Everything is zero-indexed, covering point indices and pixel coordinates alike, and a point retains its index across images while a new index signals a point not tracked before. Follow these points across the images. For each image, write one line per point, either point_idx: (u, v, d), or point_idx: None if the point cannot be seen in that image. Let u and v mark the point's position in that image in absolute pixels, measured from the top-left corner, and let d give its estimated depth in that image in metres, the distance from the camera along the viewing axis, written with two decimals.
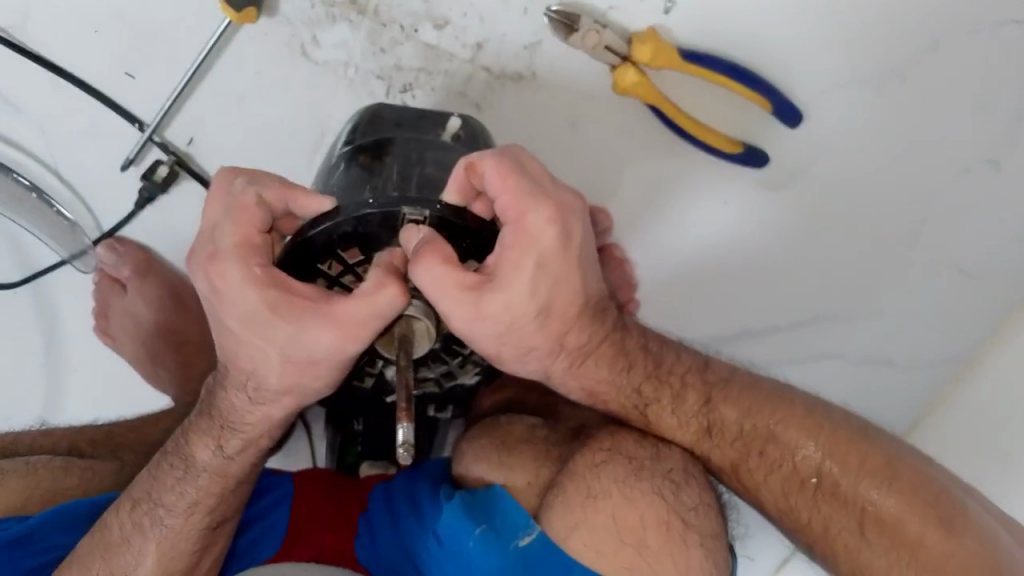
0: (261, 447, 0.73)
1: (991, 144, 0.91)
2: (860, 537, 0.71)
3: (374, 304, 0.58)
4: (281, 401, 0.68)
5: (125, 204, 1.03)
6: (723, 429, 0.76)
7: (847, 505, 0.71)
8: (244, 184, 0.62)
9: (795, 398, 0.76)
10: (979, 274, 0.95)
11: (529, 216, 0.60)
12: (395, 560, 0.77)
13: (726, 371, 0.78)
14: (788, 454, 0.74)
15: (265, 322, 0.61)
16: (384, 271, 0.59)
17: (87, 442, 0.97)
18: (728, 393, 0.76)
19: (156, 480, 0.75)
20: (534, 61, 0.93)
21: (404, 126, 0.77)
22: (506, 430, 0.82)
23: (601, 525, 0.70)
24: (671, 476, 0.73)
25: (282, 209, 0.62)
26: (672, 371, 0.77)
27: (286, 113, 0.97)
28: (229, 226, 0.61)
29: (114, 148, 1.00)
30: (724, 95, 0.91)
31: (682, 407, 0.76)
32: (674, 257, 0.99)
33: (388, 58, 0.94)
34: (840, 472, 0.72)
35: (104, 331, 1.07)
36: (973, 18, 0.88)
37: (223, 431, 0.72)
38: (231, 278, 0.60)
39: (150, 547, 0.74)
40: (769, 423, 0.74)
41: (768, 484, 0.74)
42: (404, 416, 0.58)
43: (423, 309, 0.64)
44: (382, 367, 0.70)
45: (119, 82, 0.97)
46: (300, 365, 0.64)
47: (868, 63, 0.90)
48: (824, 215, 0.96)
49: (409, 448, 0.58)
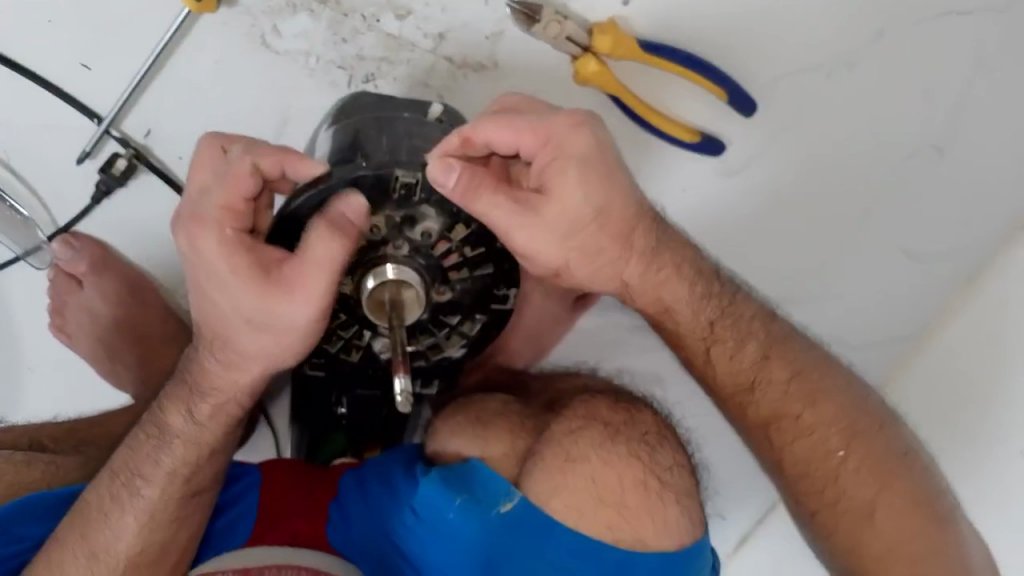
0: (231, 415, 0.73)
1: (932, 131, 0.96)
2: (870, 515, 0.75)
3: (315, 258, 0.62)
4: (248, 366, 0.70)
5: (80, 198, 1.01)
6: (769, 383, 0.78)
7: (863, 484, 0.76)
8: (241, 153, 0.63)
9: (839, 372, 0.79)
10: (924, 255, 1.00)
11: (557, 137, 0.66)
12: (371, 539, 0.77)
13: (788, 329, 0.81)
14: (823, 423, 0.77)
15: (232, 285, 0.63)
16: (322, 222, 0.63)
17: (49, 438, 0.95)
18: (785, 354, 0.79)
19: (132, 451, 0.75)
20: (496, 50, 0.94)
21: (386, 105, 0.78)
22: (481, 405, 0.79)
23: (580, 488, 0.70)
24: (645, 438, 0.74)
25: (276, 175, 0.64)
26: (743, 315, 0.80)
27: (248, 104, 0.96)
28: (217, 192, 0.63)
29: (69, 140, 0.98)
30: (680, 83, 0.94)
31: (740, 354, 0.79)
32: (687, 209, 1.00)
33: (350, 47, 0.94)
34: (866, 452, 0.77)
35: (59, 329, 1.05)
36: (913, 11, 0.93)
37: (195, 396, 0.73)
38: (207, 242, 0.63)
39: (128, 519, 0.73)
40: (813, 390, 0.78)
41: (793, 447, 0.78)
42: (400, 367, 0.64)
43: (412, 274, 0.69)
44: (370, 338, 0.75)
45: (75, 73, 0.95)
46: (263, 329, 0.66)
47: (815, 53, 0.94)
48: (778, 201, 0.99)
49: (407, 396, 0.63)
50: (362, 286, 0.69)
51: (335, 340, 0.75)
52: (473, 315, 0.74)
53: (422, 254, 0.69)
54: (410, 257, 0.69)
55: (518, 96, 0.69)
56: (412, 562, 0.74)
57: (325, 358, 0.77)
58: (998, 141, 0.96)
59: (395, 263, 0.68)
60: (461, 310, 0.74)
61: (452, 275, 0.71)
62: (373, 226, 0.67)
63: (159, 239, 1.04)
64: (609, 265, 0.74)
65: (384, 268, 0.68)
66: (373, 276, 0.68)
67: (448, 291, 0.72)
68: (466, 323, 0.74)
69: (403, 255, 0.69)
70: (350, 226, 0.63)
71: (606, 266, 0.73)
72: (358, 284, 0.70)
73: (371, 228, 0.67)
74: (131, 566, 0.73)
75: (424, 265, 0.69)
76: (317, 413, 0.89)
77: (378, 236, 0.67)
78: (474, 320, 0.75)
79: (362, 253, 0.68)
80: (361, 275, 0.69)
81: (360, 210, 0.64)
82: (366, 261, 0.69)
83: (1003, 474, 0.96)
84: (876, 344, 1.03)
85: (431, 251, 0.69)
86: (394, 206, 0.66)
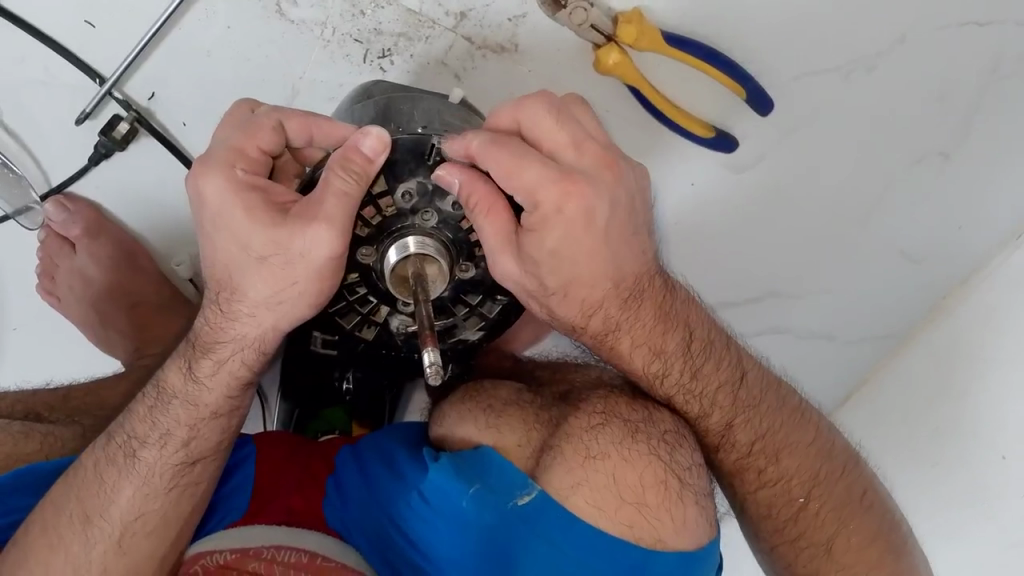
0: (233, 374, 0.69)
1: (940, 138, 0.96)
2: (828, 555, 0.76)
3: (330, 188, 0.59)
4: (259, 317, 0.66)
5: (77, 159, 0.98)
6: (732, 446, 0.77)
7: (824, 525, 0.76)
8: (268, 109, 0.64)
9: (806, 423, 0.78)
10: (924, 260, 1.01)
11: (541, 193, 0.62)
12: (377, 527, 0.73)
13: (758, 389, 0.77)
14: (786, 476, 0.76)
15: (241, 225, 0.61)
16: (337, 156, 0.60)
17: (44, 406, 0.92)
18: (750, 417, 0.76)
19: (129, 413, 0.70)
20: (516, 32, 0.93)
21: (404, 89, 0.80)
22: (491, 394, 0.77)
23: (601, 484, 0.67)
24: (665, 437, 0.72)
25: (300, 142, 0.65)
26: (707, 384, 0.76)
27: (253, 75, 0.94)
28: (233, 137, 0.63)
29: (69, 99, 0.95)
30: (699, 77, 0.94)
31: (707, 420, 0.76)
32: (682, 208, 1.01)
33: (367, 20, 0.92)
34: (827, 498, 0.76)
35: (48, 290, 1.02)
36: (938, 18, 0.92)
37: (196, 353, 0.69)
38: (214, 180, 0.61)
39: (125, 486, 0.68)
40: (778, 446, 0.76)
41: (757, 495, 0.76)
42: (429, 341, 0.62)
43: (439, 249, 0.66)
44: (387, 314, 0.72)
45: (77, 30, 0.92)
46: (276, 271, 0.63)
47: (836, 55, 0.94)
48: (783, 197, 1.00)
49: (438, 368, 0.60)
50: (386, 257, 0.66)
51: (351, 315, 0.72)
52: (494, 296, 0.72)
53: (450, 228, 0.67)
54: (438, 228, 0.66)
55: (544, 117, 0.63)
56: (418, 551, 0.71)
57: (339, 335, 0.74)
58: (1007, 151, 0.95)
59: (419, 234, 0.66)
60: (482, 290, 0.71)
61: (478, 251, 0.68)
62: (405, 192, 0.64)
63: (156, 203, 1.02)
64: (580, 301, 0.70)
65: (407, 240, 0.65)
66: (397, 247, 0.65)
67: (472, 268, 0.69)
68: (487, 304, 0.72)
69: (432, 225, 0.66)
70: (366, 163, 0.60)
71: (580, 294, 0.69)
72: (382, 255, 0.66)
73: (403, 193, 0.64)
74: (127, 535, 0.67)
75: (451, 238, 0.67)
76: (318, 391, 0.95)
77: (408, 204, 0.64)
78: (495, 300, 0.72)
79: (388, 222, 0.65)
80: (384, 246, 0.66)
81: (378, 147, 0.60)
82: (392, 229, 0.65)
83: (969, 460, 0.98)
84: (861, 344, 1.05)
85: (459, 225, 0.66)
86: (428, 172, 0.63)
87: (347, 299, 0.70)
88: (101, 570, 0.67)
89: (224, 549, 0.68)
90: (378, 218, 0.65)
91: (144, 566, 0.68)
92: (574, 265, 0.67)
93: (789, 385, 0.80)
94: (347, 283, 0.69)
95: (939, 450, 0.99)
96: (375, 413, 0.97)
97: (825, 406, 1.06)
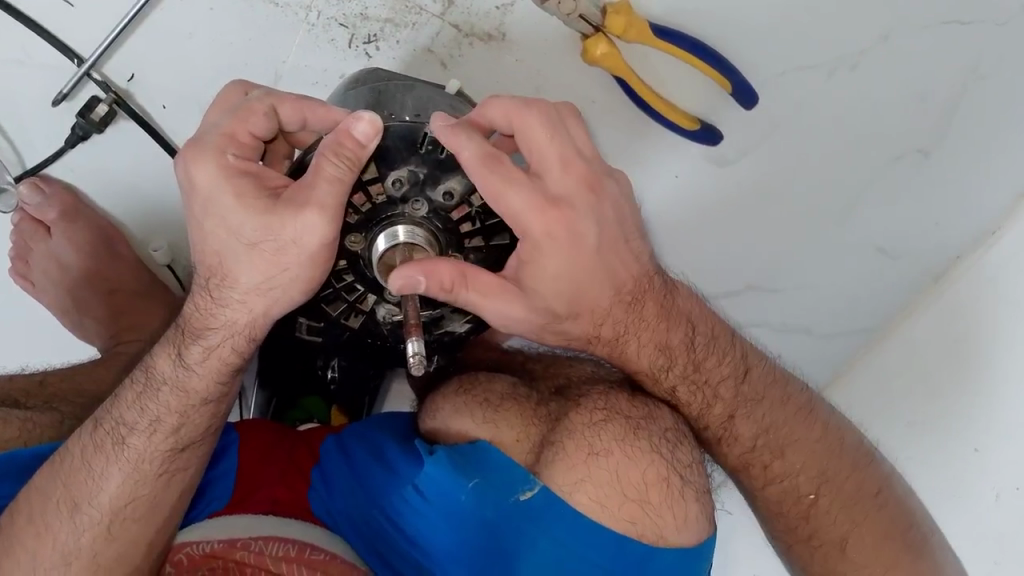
0: (223, 361, 0.68)
1: (919, 135, 0.97)
2: (843, 552, 0.74)
3: (321, 174, 0.59)
4: (250, 303, 0.64)
5: (53, 141, 0.96)
6: (735, 440, 0.76)
7: (836, 524, 0.75)
8: (260, 93, 0.64)
9: (815, 414, 0.77)
10: (894, 254, 1.00)
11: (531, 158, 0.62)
12: (370, 522, 0.73)
13: (762, 385, 0.76)
14: (792, 472, 0.75)
15: (232, 210, 0.61)
16: (330, 142, 0.59)
17: (20, 390, 0.90)
18: (751, 410, 0.75)
19: (116, 400, 0.69)
20: (505, 21, 0.93)
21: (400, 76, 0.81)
22: (486, 387, 0.76)
23: (603, 480, 0.68)
24: (667, 434, 0.72)
25: (294, 126, 0.65)
26: (709, 379, 0.76)
27: (238, 57, 0.93)
28: (223, 122, 0.62)
29: (46, 80, 0.93)
30: (682, 69, 0.95)
31: (707, 414, 0.76)
32: (670, 203, 1.02)
33: (354, 5, 0.92)
34: (838, 494, 0.75)
35: (23, 276, 1.00)
36: (915, 18, 0.94)
37: (185, 339, 0.68)
38: (205, 165, 0.61)
39: (114, 472, 0.67)
40: (783, 442, 0.76)
41: (765, 491, 0.76)
42: (414, 331, 0.61)
43: (427, 238, 0.66)
44: (374, 303, 0.71)
45: (58, 9, 0.91)
46: (269, 256, 0.62)
47: (817, 50, 0.95)
48: (766, 190, 1.01)
49: (421, 359, 0.60)
50: (374, 245, 0.66)
51: (338, 303, 0.71)
52: None
53: (439, 217, 0.67)
54: (428, 218, 0.66)
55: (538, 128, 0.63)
56: (414, 544, 0.71)
57: (324, 322, 0.73)
58: (989, 147, 0.95)
59: (409, 224, 0.66)
60: None
61: (466, 242, 0.68)
62: (396, 180, 0.64)
63: (133, 188, 0.99)
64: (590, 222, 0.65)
65: (397, 228, 0.65)
66: (386, 235, 0.65)
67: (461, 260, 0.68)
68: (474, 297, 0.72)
69: (423, 214, 0.66)
70: (358, 148, 0.60)
71: (589, 304, 0.69)
72: (371, 243, 0.66)
73: (394, 181, 0.64)
74: (115, 521, 0.66)
75: (440, 230, 0.67)
76: (299, 380, 0.95)
77: (398, 191, 0.65)
78: None
79: (378, 210, 0.65)
80: (373, 233, 0.66)
81: (370, 131, 0.60)
82: (382, 218, 0.66)
83: (945, 458, 0.96)
84: (841, 335, 1.04)
85: (449, 215, 0.66)
86: (420, 161, 0.64)
87: (334, 287, 0.70)
88: (90, 556, 0.66)
89: (213, 539, 0.70)
90: (369, 204, 0.65)
91: (130, 553, 0.67)
92: (570, 201, 0.64)
93: (796, 382, 0.79)
94: (335, 269, 0.68)
95: (919, 445, 0.97)
96: (355, 401, 0.97)
97: (818, 380, 1.04)
